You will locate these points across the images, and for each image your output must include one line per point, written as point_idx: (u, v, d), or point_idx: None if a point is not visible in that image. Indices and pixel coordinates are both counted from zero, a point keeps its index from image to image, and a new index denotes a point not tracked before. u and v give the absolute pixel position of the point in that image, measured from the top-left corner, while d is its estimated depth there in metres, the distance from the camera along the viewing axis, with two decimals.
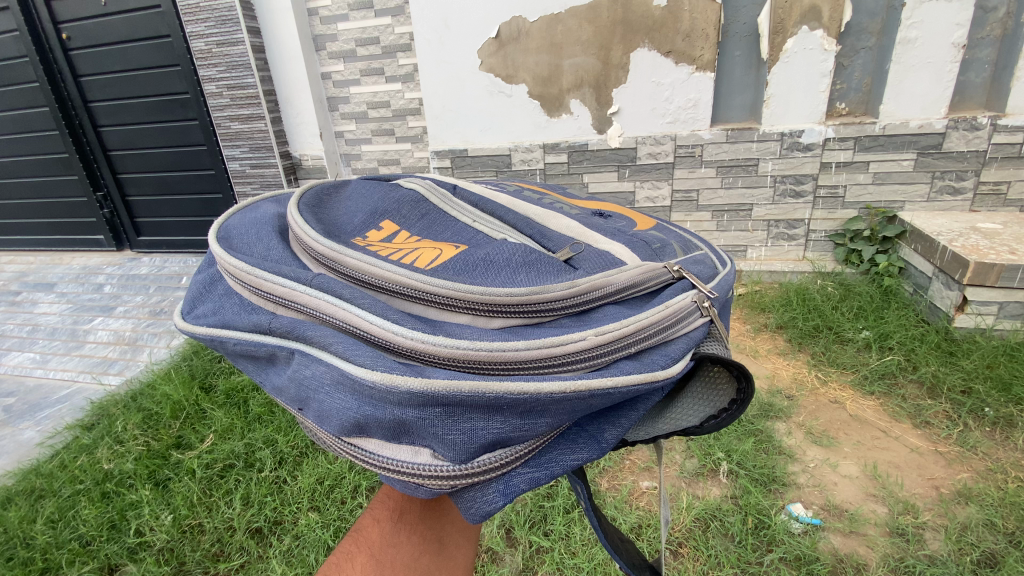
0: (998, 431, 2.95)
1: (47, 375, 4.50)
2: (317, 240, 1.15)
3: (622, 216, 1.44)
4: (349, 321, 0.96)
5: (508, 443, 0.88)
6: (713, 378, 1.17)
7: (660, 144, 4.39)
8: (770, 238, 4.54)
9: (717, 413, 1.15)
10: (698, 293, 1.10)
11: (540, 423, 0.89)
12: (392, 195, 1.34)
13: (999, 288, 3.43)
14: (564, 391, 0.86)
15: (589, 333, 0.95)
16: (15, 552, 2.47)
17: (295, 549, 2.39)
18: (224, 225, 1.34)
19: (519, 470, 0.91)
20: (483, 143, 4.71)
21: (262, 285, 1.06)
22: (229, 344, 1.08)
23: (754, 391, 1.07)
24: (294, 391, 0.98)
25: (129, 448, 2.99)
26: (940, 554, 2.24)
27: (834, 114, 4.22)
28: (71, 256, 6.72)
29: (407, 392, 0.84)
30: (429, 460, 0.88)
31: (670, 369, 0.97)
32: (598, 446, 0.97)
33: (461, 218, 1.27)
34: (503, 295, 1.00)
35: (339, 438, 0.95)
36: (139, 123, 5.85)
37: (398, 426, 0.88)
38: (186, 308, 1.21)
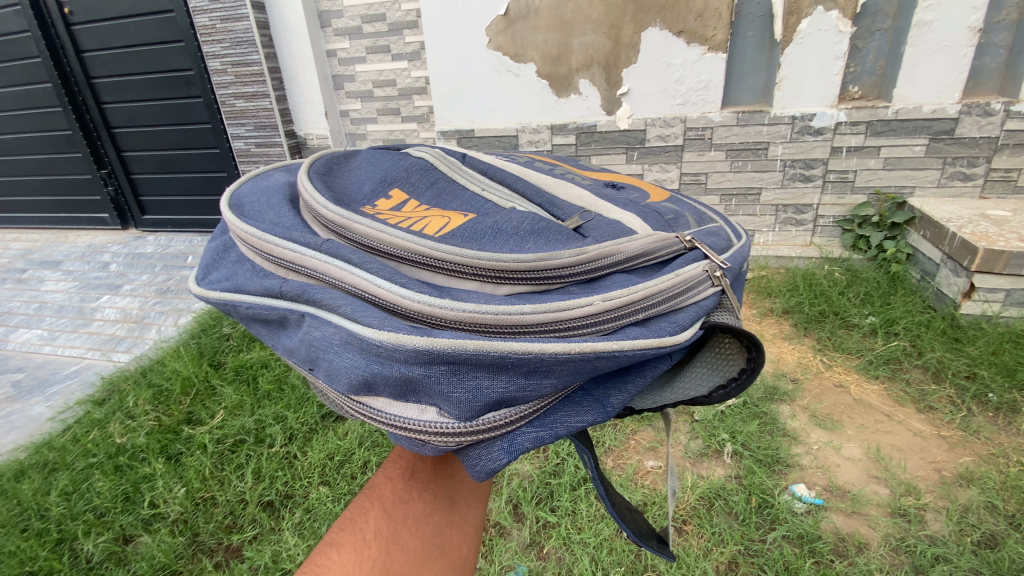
0: (1000, 416, 2.97)
1: (55, 352, 4.54)
2: (327, 209, 1.14)
3: (635, 188, 1.41)
4: (358, 284, 0.96)
5: (512, 402, 0.89)
6: (723, 348, 1.13)
7: (669, 126, 4.34)
8: (778, 222, 4.52)
9: (726, 382, 1.11)
10: (711, 262, 1.07)
11: (545, 383, 0.89)
12: (404, 164, 1.33)
13: (1008, 276, 3.41)
14: (569, 352, 0.86)
15: (595, 298, 0.94)
16: (29, 524, 2.50)
17: (306, 522, 2.43)
18: (235, 193, 1.34)
19: (524, 429, 0.92)
20: (490, 123, 4.66)
21: (272, 249, 1.06)
22: (239, 307, 1.09)
23: (765, 360, 1.03)
24: (303, 353, 0.99)
25: (141, 423, 3.03)
26: (940, 534, 2.28)
27: (846, 98, 4.16)
28: (76, 233, 6.72)
29: (413, 350, 0.85)
30: (435, 417, 0.90)
31: (678, 336, 0.96)
32: (603, 410, 0.97)
33: (470, 187, 1.25)
34: (510, 261, 1.00)
35: (347, 398, 0.96)
36: (142, 100, 5.80)
37: (404, 384, 0.89)
38: (200, 274, 1.23)
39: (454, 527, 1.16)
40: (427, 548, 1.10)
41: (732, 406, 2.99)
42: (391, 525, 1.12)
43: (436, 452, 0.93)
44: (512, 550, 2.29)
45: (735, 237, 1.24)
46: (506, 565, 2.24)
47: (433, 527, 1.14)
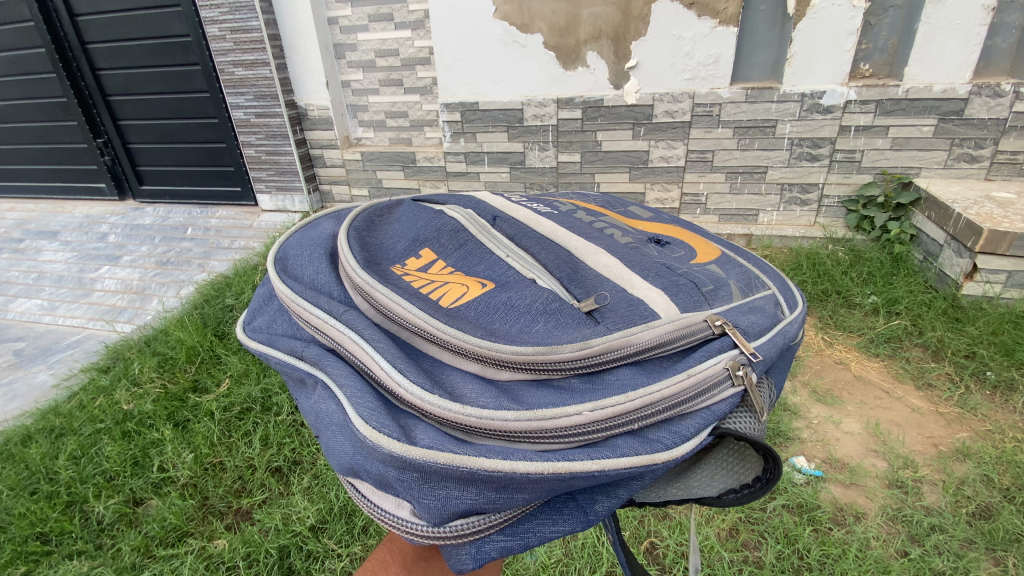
0: (998, 394, 3.03)
1: (56, 322, 4.53)
2: (354, 269, 1.16)
3: (682, 245, 1.28)
4: (364, 363, 0.99)
5: (482, 513, 0.86)
6: (738, 450, 1.02)
7: (677, 102, 4.27)
8: (783, 202, 4.49)
9: (738, 487, 1.00)
10: (738, 354, 0.95)
11: (516, 498, 0.84)
12: (433, 223, 1.31)
13: (1011, 257, 3.42)
14: (542, 472, 0.81)
15: (586, 408, 0.88)
16: (38, 487, 2.53)
17: (314, 487, 2.47)
18: (288, 240, 1.45)
19: (493, 537, 0.89)
20: (495, 96, 4.59)
21: (299, 312, 1.13)
22: (273, 360, 1.21)
23: (780, 476, 0.91)
24: (315, 418, 1.06)
25: (147, 390, 3.05)
26: (936, 505, 2.33)
27: (857, 76, 4.10)
28: (72, 204, 6.63)
29: (387, 454, 0.84)
30: (408, 515, 0.88)
31: (674, 450, 0.89)
32: (584, 518, 0.92)
33: (496, 251, 1.21)
34: (509, 353, 0.95)
35: (344, 475, 1.00)
36: (139, 67, 5.66)
37: (382, 478, 0.89)
38: (248, 319, 1.35)
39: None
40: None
41: None
42: None
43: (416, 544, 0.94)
44: None
45: (787, 307, 1.11)
46: None
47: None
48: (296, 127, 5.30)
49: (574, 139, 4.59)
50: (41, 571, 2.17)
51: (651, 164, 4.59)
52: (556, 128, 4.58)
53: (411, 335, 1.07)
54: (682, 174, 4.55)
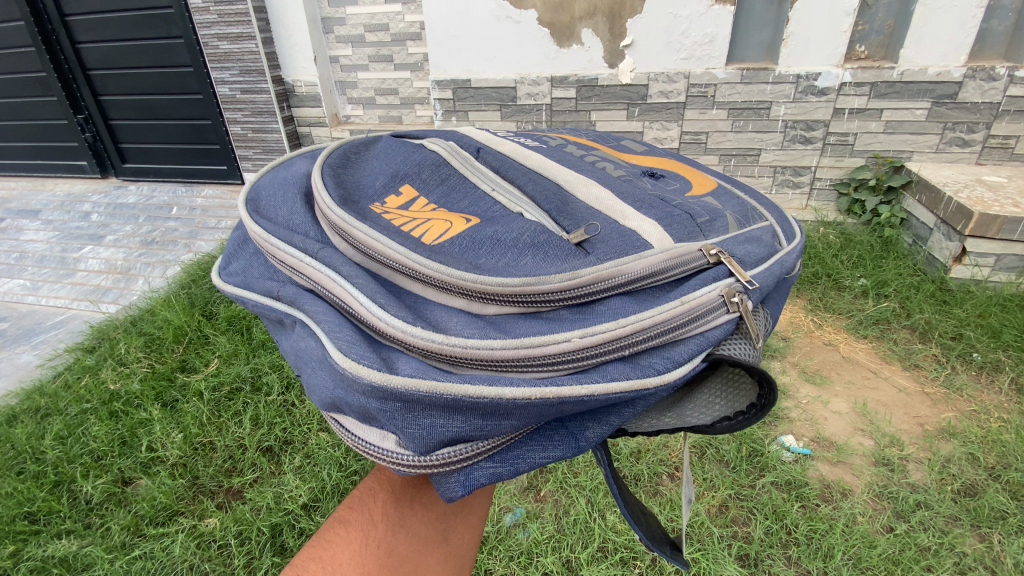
0: (983, 374, 3.08)
1: (39, 303, 4.43)
2: (331, 207, 1.11)
3: (676, 177, 1.27)
4: (341, 299, 0.96)
5: (468, 440, 0.84)
6: (732, 379, 1.00)
7: (672, 82, 4.22)
8: (775, 184, 4.48)
9: (732, 415, 0.99)
10: (734, 283, 0.94)
11: (504, 424, 0.83)
12: (412, 161, 1.26)
13: (999, 241, 3.46)
14: (528, 397, 0.79)
15: (574, 335, 0.87)
16: (25, 467, 2.49)
17: (307, 466, 2.46)
18: (257, 184, 1.35)
19: (481, 464, 0.87)
20: (488, 73, 4.49)
21: (274, 252, 1.09)
22: (251, 304, 1.17)
23: (776, 399, 0.90)
24: (296, 359, 1.04)
25: (134, 370, 3.00)
26: (922, 482, 2.38)
27: (852, 57, 4.07)
28: (53, 182, 6.45)
29: (368, 384, 0.82)
30: (393, 447, 0.87)
31: (666, 375, 0.88)
32: (575, 445, 0.90)
33: (480, 185, 1.17)
34: (494, 284, 0.93)
35: (327, 412, 0.99)
36: (119, 40, 5.47)
37: (364, 411, 0.88)
38: (225, 265, 1.31)
39: (461, 519, 0.99)
40: (431, 538, 0.94)
41: None
42: (397, 514, 0.93)
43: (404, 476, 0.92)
44: (510, 492, 2.34)
45: (786, 237, 1.12)
46: (504, 507, 2.29)
47: (440, 515, 0.98)
48: (283, 104, 5.17)
49: (568, 119, 4.53)
50: (29, 550, 2.13)
51: None
52: (549, 108, 4.50)
53: (391, 272, 1.04)
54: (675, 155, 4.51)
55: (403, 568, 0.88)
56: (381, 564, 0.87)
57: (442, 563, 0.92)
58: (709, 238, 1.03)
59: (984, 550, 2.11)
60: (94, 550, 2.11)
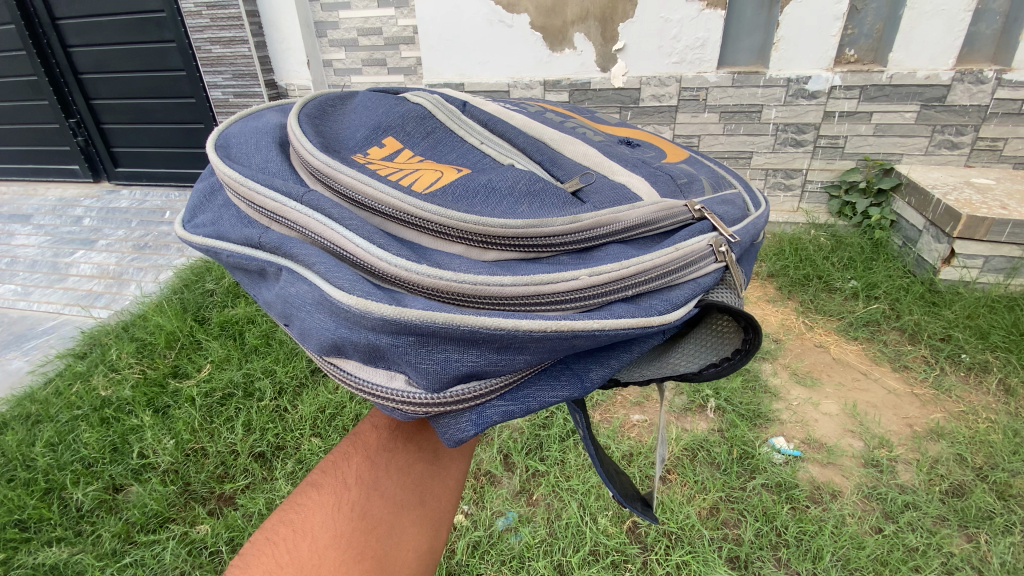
0: (972, 375, 3.11)
1: (30, 308, 4.41)
2: (313, 153, 1.00)
3: (650, 147, 1.29)
4: (336, 240, 0.86)
5: (483, 376, 0.82)
6: (718, 327, 1.02)
7: (664, 85, 4.25)
8: (767, 187, 4.51)
9: (718, 361, 1.00)
10: (718, 236, 0.98)
11: (518, 359, 0.82)
12: (396, 113, 1.18)
13: (987, 243, 3.50)
14: (544, 329, 0.78)
15: (584, 272, 0.86)
16: (16, 474, 2.47)
17: (300, 472, 2.46)
18: (223, 131, 1.17)
19: (493, 402, 0.85)
20: (480, 77, 4.51)
21: (248, 195, 0.95)
22: (223, 255, 1.00)
23: (761, 342, 0.93)
24: (281, 308, 0.92)
25: (126, 376, 2.99)
26: (910, 483, 2.40)
27: (841, 61, 4.11)
28: (45, 186, 6.42)
29: (379, 319, 0.78)
30: (403, 386, 0.83)
31: (667, 315, 0.88)
32: (582, 385, 0.89)
33: (468, 139, 1.12)
34: (499, 226, 0.90)
35: (321, 358, 0.91)
36: (111, 43, 5.46)
37: (372, 349, 0.82)
38: (184, 213, 1.13)
39: (440, 482, 1.01)
40: (408, 501, 0.96)
41: None
42: (372, 477, 0.96)
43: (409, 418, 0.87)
44: (502, 496, 2.35)
45: (753, 205, 1.14)
46: (496, 511, 2.30)
47: (418, 478, 1.00)
48: None
49: None
50: (20, 558, 2.13)
51: None
52: None
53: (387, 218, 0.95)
54: None
55: (377, 530, 0.91)
56: (354, 526, 0.90)
57: (417, 524, 0.95)
58: (692, 199, 1.08)
59: (971, 550, 2.13)
60: (84, 558, 2.10)
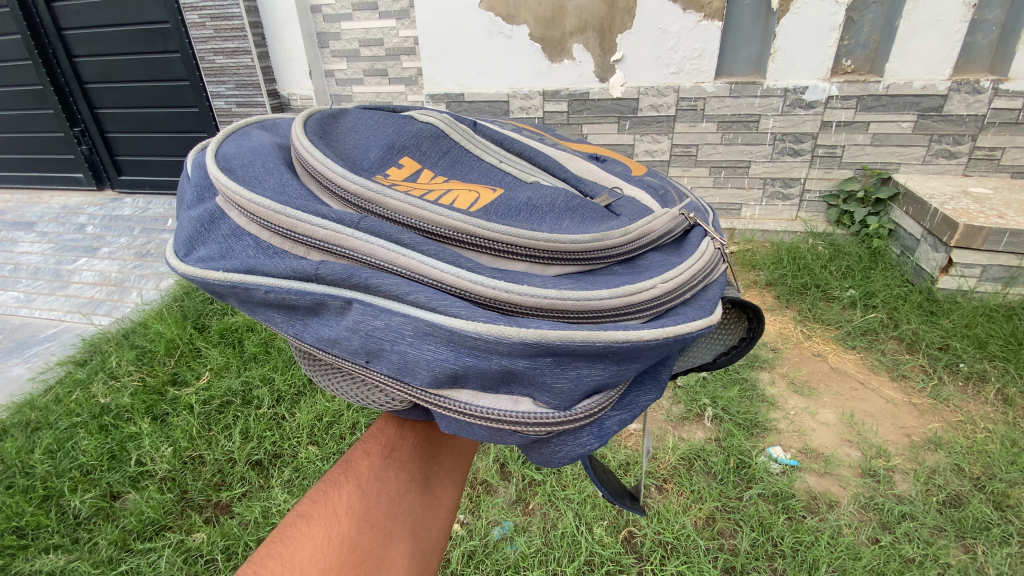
0: (970, 385, 3.10)
1: (32, 315, 4.44)
2: (348, 178, 0.96)
3: (617, 161, 1.34)
4: (422, 267, 0.84)
5: (604, 388, 0.84)
6: (720, 319, 1.16)
7: (662, 96, 4.29)
8: (765, 196, 4.53)
9: (727, 350, 1.14)
10: (716, 241, 1.06)
11: (632, 367, 0.84)
12: (400, 132, 1.17)
13: (984, 252, 3.51)
14: (658, 336, 0.82)
15: (659, 280, 0.90)
16: (15, 480, 2.49)
17: (295, 480, 2.47)
18: (210, 155, 1.07)
19: (609, 413, 0.87)
20: (480, 87, 4.56)
21: (297, 227, 0.88)
22: (257, 292, 0.89)
23: (765, 330, 1.08)
24: (357, 345, 0.84)
25: (125, 383, 3.01)
26: (907, 493, 2.40)
27: (839, 71, 4.16)
28: (50, 194, 6.48)
29: (520, 341, 0.76)
30: (532, 408, 0.82)
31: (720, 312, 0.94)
32: (661, 385, 0.94)
33: (485, 157, 1.16)
34: (567, 241, 0.93)
35: (423, 392, 0.85)
36: (117, 54, 5.54)
37: (501, 375, 0.80)
38: (182, 250, 0.98)
39: (431, 513, 1.03)
40: (398, 532, 0.97)
41: (714, 372, 3.06)
42: (362, 507, 0.98)
43: (523, 440, 0.86)
44: (498, 506, 2.35)
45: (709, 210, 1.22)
46: (492, 520, 2.30)
47: (409, 508, 1.01)
48: None
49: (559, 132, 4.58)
50: (17, 564, 2.13)
51: (636, 157, 4.61)
52: (541, 121, 4.57)
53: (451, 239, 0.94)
54: (666, 167, 4.57)
55: (366, 561, 0.91)
56: (343, 558, 0.91)
57: (405, 555, 0.95)
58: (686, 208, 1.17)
59: (968, 561, 2.12)
60: (80, 565, 2.11)
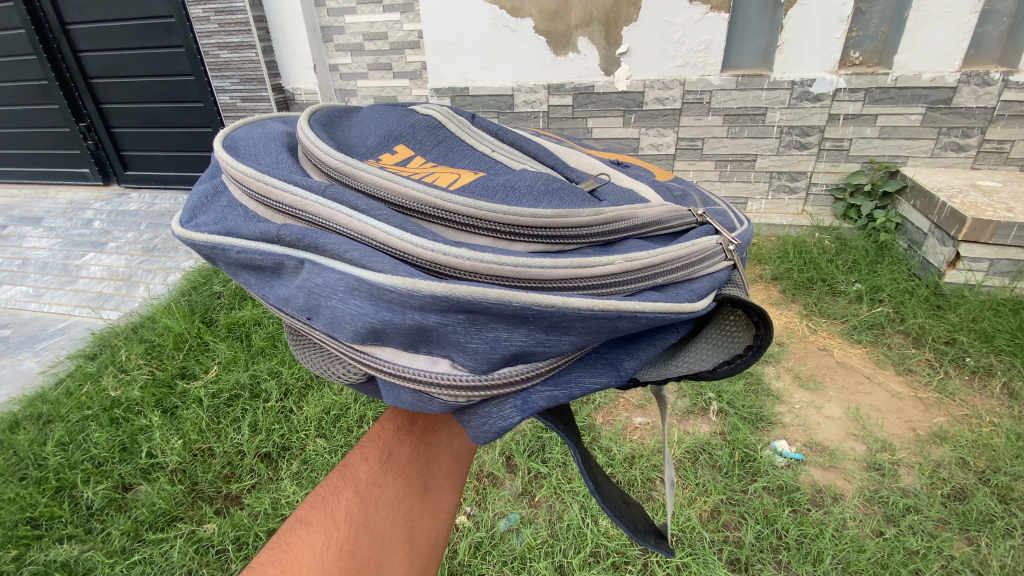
0: (976, 379, 3.10)
1: (42, 309, 4.48)
2: (331, 155, 1.02)
3: (639, 168, 1.34)
4: (365, 228, 0.85)
5: (530, 358, 0.81)
6: (727, 325, 1.05)
7: (668, 89, 4.26)
8: (772, 190, 4.51)
9: (732, 358, 1.02)
10: (722, 237, 1.03)
11: (564, 340, 0.81)
12: (404, 124, 1.21)
13: (992, 246, 3.48)
14: (592, 308, 0.78)
15: (615, 258, 0.88)
16: (28, 472, 2.52)
17: (304, 472, 2.49)
18: (229, 135, 1.18)
19: (539, 387, 0.84)
20: (484, 81, 4.55)
21: (270, 191, 0.93)
22: (230, 252, 0.95)
23: (773, 337, 0.97)
24: (300, 302, 0.86)
25: (135, 376, 3.04)
26: (912, 487, 2.40)
27: (846, 64, 4.07)
28: (57, 189, 6.51)
29: (430, 296, 0.75)
30: (447, 369, 0.81)
31: (695, 303, 0.90)
32: (618, 373, 0.90)
33: (479, 147, 1.16)
34: (528, 215, 0.92)
35: (352, 347, 0.85)
36: (121, 49, 5.55)
37: (417, 332, 0.79)
38: (186, 216, 1.07)
39: (429, 517, 1.03)
40: (397, 536, 0.98)
41: None
42: (362, 513, 0.98)
43: (446, 407, 0.84)
44: (504, 498, 2.37)
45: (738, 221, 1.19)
46: (498, 511, 2.32)
47: (407, 512, 1.02)
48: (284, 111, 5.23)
49: (564, 126, 4.57)
50: (32, 554, 2.17)
51: (641, 151, 4.59)
52: (546, 115, 4.55)
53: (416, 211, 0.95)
54: (672, 161, 4.55)
55: (367, 567, 0.92)
56: (343, 564, 0.90)
57: (405, 561, 0.96)
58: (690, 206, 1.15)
59: (972, 554, 2.12)
60: (94, 555, 2.14)
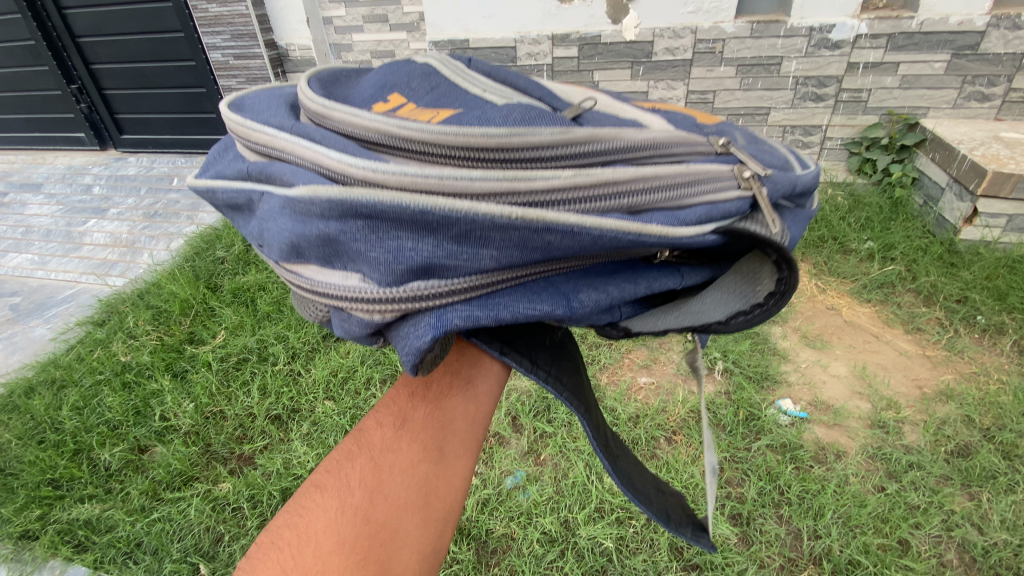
0: (986, 337, 3.07)
1: (49, 277, 4.49)
2: (313, 97, 0.95)
3: (684, 115, 1.19)
4: (309, 158, 0.81)
5: (443, 271, 0.75)
6: (749, 270, 0.89)
7: (678, 38, 4.05)
8: (784, 145, 4.35)
9: (748, 309, 0.89)
10: (743, 167, 0.90)
11: (483, 254, 0.74)
12: (411, 71, 1.10)
13: (1012, 201, 3.37)
14: (507, 215, 0.71)
15: (563, 172, 0.77)
16: (46, 436, 2.59)
17: (314, 433, 2.54)
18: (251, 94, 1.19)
19: (457, 304, 0.77)
20: (485, 32, 4.33)
21: (244, 127, 0.93)
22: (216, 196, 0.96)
23: (797, 280, 0.83)
24: (258, 233, 0.86)
25: (144, 342, 3.07)
26: (916, 443, 2.42)
27: (869, 7, 3.86)
28: (54, 155, 6.41)
29: (327, 201, 0.73)
30: (359, 283, 0.77)
31: (670, 229, 0.79)
32: (568, 304, 0.81)
33: (472, 88, 1.04)
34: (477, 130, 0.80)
35: (293, 268, 0.84)
36: (106, 4, 5.31)
37: (329, 244, 0.76)
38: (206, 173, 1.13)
39: (443, 480, 0.86)
40: (410, 502, 0.82)
41: None
42: (374, 478, 0.84)
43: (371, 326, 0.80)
44: (511, 456, 2.42)
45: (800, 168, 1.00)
46: (505, 469, 2.37)
47: (420, 479, 0.85)
48: (277, 68, 5.02)
49: (569, 80, 4.38)
50: (56, 513, 2.25)
51: None
52: (550, 68, 4.35)
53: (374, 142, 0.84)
54: None
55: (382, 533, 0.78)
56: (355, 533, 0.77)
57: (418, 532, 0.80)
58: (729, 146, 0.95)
59: (973, 508, 2.15)
60: (115, 513, 2.22)
